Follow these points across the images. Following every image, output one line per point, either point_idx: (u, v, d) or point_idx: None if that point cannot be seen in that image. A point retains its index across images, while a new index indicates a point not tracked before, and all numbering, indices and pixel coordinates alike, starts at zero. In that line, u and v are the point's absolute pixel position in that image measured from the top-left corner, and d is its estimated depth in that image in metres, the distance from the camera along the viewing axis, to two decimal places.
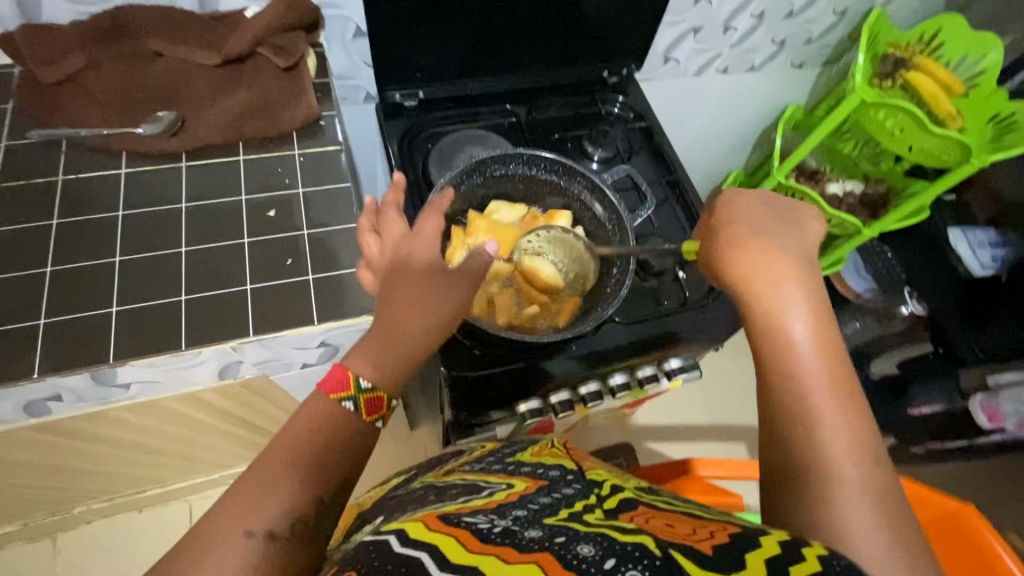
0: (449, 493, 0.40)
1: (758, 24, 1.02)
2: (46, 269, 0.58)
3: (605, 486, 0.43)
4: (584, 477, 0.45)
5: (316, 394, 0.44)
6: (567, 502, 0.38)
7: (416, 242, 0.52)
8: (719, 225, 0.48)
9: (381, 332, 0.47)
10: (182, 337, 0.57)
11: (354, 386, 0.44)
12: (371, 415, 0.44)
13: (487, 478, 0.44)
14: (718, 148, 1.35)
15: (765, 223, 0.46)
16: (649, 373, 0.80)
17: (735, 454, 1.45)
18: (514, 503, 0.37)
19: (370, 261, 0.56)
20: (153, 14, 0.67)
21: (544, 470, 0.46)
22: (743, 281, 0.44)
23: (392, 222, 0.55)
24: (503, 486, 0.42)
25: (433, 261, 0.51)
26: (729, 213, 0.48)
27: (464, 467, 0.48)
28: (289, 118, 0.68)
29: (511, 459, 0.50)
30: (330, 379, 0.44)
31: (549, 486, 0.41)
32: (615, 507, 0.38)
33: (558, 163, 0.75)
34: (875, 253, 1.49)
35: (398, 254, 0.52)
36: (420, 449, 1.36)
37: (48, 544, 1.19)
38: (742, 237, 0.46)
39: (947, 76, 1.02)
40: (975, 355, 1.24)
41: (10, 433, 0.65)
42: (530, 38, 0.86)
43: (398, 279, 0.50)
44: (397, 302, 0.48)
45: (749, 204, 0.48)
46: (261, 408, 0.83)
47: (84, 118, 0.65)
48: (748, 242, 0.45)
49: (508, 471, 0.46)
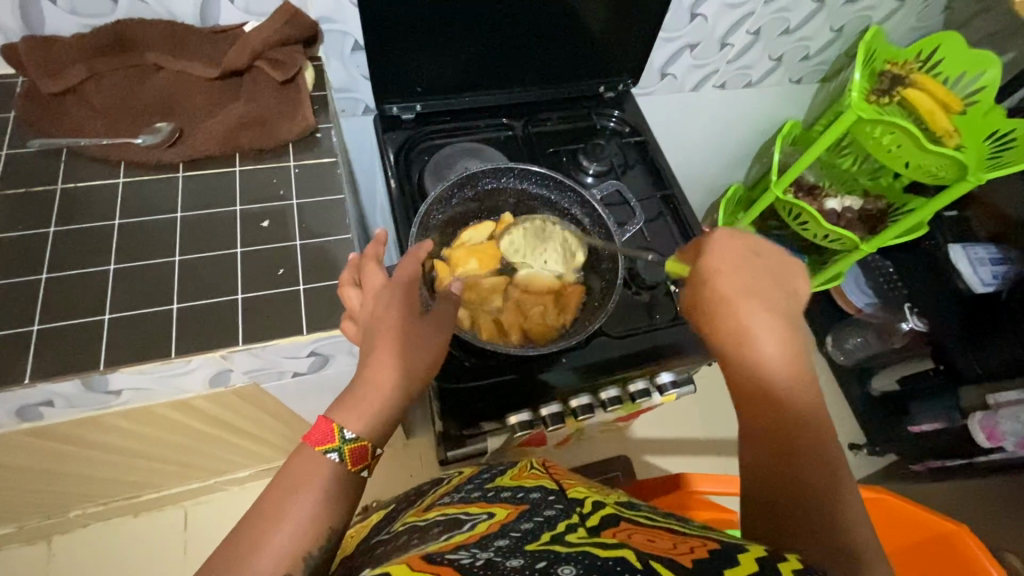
0: (432, 534, 0.42)
1: (755, 41, 1.03)
2: (41, 276, 0.59)
3: (587, 504, 0.46)
4: (565, 497, 0.48)
5: (305, 448, 0.48)
6: (550, 525, 0.40)
7: (393, 291, 0.56)
8: (705, 277, 0.47)
9: (366, 389, 0.51)
10: (172, 345, 0.58)
11: (339, 438, 0.48)
12: (356, 465, 0.48)
13: (468, 510, 0.47)
14: (717, 162, 1.35)
15: (748, 274, 0.47)
16: (641, 387, 0.80)
17: (733, 469, 1.44)
18: (496, 532, 0.40)
19: (352, 313, 0.58)
20: (154, 28, 0.68)
21: (523, 494, 0.50)
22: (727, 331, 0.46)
23: (371, 272, 0.58)
24: (484, 518, 0.44)
25: (412, 310, 0.55)
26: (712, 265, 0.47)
27: (444, 499, 0.52)
28: (285, 130, 0.69)
29: (490, 485, 0.54)
30: (317, 433, 0.48)
31: (531, 511, 0.44)
32: (598, 524, 0.40)
33: (549, 177, 0.76)
34: (876, 268, 1.50)
35: (381, 307, 0.55)
36: (416, 459, 1.36)
37: (43, 547, 1.20)
38: (730, 292, 0.46)
39: (944, 93, 1.03)
40: (974, 371, 1.27)
41: (2, 438, 0.66)
42: (526, 53, 0.87)
43: (379, 331, 0.54)
44: (379, 356, 0.52)
45: (731, 255, 0.47)
46: (254, 416, 0.83)
47: (85, 129, 0.66)
48: (737, 297, 0.46)
49: (488, 499, 0.50)
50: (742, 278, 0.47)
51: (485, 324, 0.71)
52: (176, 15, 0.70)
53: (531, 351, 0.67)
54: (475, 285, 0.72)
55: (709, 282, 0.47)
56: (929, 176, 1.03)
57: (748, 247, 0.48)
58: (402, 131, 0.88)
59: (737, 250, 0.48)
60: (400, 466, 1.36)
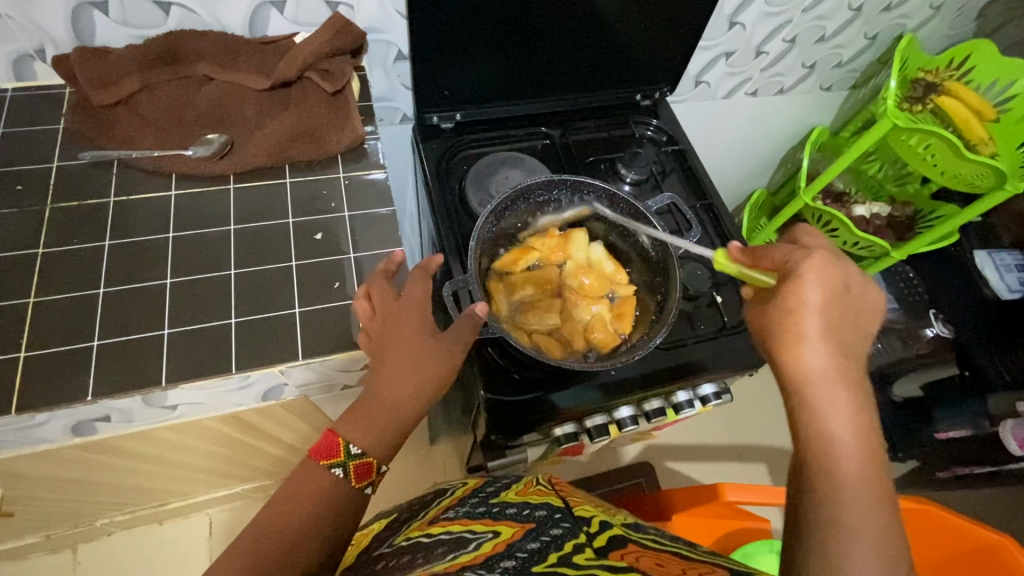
0: (436, 554, 0.42)
1: (790, 49, 1.03)
2: (99, 291, 0.59)
3: (593, 522, 0.47)
4: (571, 514, 0.48)
5: (309, 461, 0.50)
6: (556, 545, 0.42)
7: (405, 306, 0.56)
8: (781, 305, 0.45)
9: (381, 405, 0.53)
10: (232, 360, 0.57)
11: (345, 452, 0.50)
12: (359, 482, 0.51)
13: (472, 527, 0.47)
14: (743, 168, 1.35)
15: (832, 308, 0.45)
16: (685, 398, 0.80)
17: (757, 475, 1.43)
18: (502, 553, 0.41)
19: (363, 324, 0.58)
20: (205, 39, 0.68)
21: (529, 511, 0.49)
22: (794, 354, 0.45)
23: (381, 287, 0.58)
24: (489, 537, 0.44)
25: (423, 323, 0.56)
26: (799, 295, 0.45)
27: (447, 514, 0.52)
28: (335, 141, 0.69)
29: (495, 500, 0.54)
30: (321, 447, 0.50)
31: (537, 529, 0.45)
32: (606, 545, 0.42)
33: (602, 189, 0.75)
34: (897, 273, 1.41)
35: (390, 320, 0.56)
36: (440, 466, 1.35)
37: (69, 555, 1.19)
38: (805, 324, 0.45)
39: (977, 101, 1.02)
40: (1001, 378, 1.23)
41: (54, 453, 0.65)
42: (567, 62, 0.86)
43: (389, 347, 0.54)
44: (388, 371, 0.54)
45: (820, 287, 0.44)
46: (293, 426, 0.83)
47: (136, 141, 0.66)
48: (808, 331, 0.44)
49: (493, 516, 0.49)
50: (823, 309, 0.45)
51: (547, 341, 0.71)
52: (226, 26, 0.70)
53: (593, 368, 0.65)
54: (535, 304, 0.72)
55: (786, 312, 0.45)
56: (964, 186, 1.03)
57: (839, 278, 0.45)
58: (441, 140, 0.87)
59: (826, 281, 0.45)
60: (424, 472, 1.35)
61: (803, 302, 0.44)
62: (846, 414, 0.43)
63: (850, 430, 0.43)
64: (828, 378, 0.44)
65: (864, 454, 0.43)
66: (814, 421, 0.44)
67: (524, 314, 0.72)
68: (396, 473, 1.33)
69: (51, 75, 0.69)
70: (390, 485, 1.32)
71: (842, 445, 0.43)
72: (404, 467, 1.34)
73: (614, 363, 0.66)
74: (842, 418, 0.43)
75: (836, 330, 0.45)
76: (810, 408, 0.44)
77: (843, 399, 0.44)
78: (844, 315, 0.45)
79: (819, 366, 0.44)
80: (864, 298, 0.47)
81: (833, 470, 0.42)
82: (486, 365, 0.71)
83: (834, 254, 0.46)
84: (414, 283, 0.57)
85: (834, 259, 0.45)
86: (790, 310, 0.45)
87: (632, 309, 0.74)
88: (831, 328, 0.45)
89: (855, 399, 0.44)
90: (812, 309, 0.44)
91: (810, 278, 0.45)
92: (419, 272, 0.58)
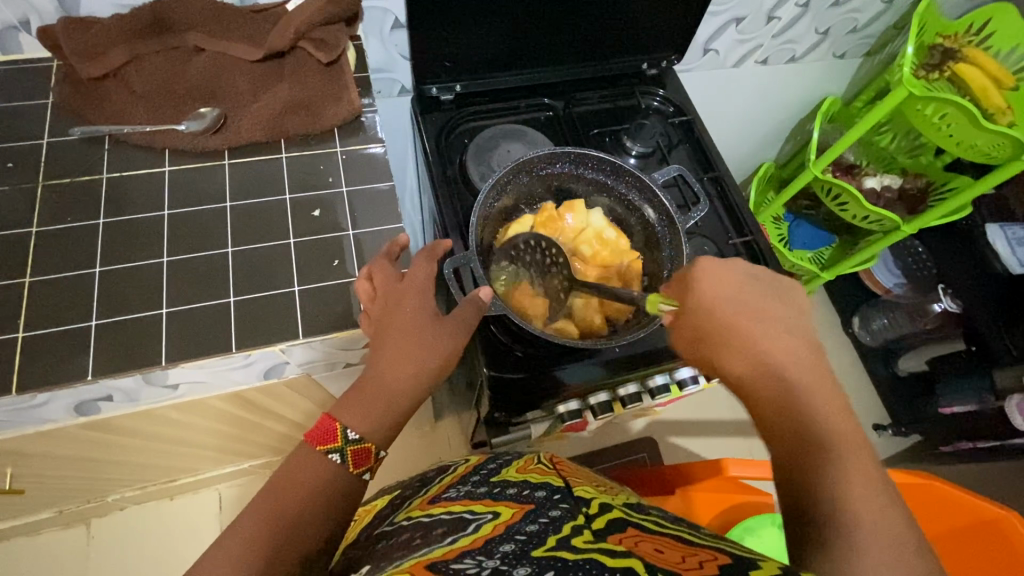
0: (434, 536, 0.42)
1: (803, 13, 0.99)
2: (95, 269, 0.58)
3: (593, 504, 0.47)
4: (571, 494, 0.48)
5: (307, 445, 0.50)
6: (555, 528, 0.41)
7: (407, 290, 0.56)
8: (698, 306, 0.49)
9: (382, 388, 0.53)
10: (232, 339, 0.57)
11: (341, 437, 0.50)
12: (358, 467, 0.50)
13: (472, 508, 0.47)
14: (753, 139, 1.32)
15: (742, 299, 0.48)
16: (690, 375, 0.78)
17: (759, 451, 1.44)
18: (501, 536, 0.41)
19: (363, 304, 0.58)
20: (194, 8, 0.66)
21: (528, 491, 0.49)
22: (729, 337, 0.47)
23: (383, 269, 0.58)
24: (487, 518, 0.44)
25: (424, 308, 0.56)
26: (704, 297, 0.48)
27: (448, 493, 0.52)
28: (331, 114, 0.67)
29: (495, 479, 0.54)
30: (318, 432, 0.50)
31: (536, 511, 0.45)
32: (604, 528, 0.42)
33: (607, 162, 0.73)
34: (906, 249, 1.44)
35: (391, 301, 0.56)
36: (444, 442, 1.34)
37: (83, 529, 1.21)
38: (728, 322, 0.47)
39: (996, 67, 0.97)
40: (1008, 353, 1.21)
41: (58, 432, 0.66)
42: (569, 29, 0.83)
43: (391, 329, 0.54)
44: (391, 354, 0.54)
45: (723, 280, 0.49)
46: (296, 404, 0.82)
47: (126, 115, 0.64)
48: (736, 321, 0.47)
49: (493, 497, 0.49)
50: (733, 295, 0.48)
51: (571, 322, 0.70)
52: None
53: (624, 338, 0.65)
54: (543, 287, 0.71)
55: (706, 314, 0.48)
56: (981, 157, 1.00)
57: (736, 273, 0.49)
58: (442, 113, 0.84)
59: (725, 278, 0.49)
60: (429, 449, 1.33)
61: (714, 300, 0.48)
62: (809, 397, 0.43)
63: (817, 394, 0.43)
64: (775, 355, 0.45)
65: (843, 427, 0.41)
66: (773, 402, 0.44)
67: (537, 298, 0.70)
68: (401, 451, 1.32)
69: (37, 47, 0.67)
70: (396, 463, 1.31)
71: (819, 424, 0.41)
72: (407, 444, 1.32)
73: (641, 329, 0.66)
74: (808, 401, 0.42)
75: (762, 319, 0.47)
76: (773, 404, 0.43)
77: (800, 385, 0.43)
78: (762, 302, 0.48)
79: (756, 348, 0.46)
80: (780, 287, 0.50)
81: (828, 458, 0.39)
82: (489, 344, 0.70)
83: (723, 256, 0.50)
84: (416, 266, 0.57)
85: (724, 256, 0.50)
86: (709, 296, 0.48)
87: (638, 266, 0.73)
88: (761, 325, 0.47)
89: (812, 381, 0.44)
90: (726, 304, 0.48)
91: (709, 282, 0.49)
92: (425, 254, 0.59)
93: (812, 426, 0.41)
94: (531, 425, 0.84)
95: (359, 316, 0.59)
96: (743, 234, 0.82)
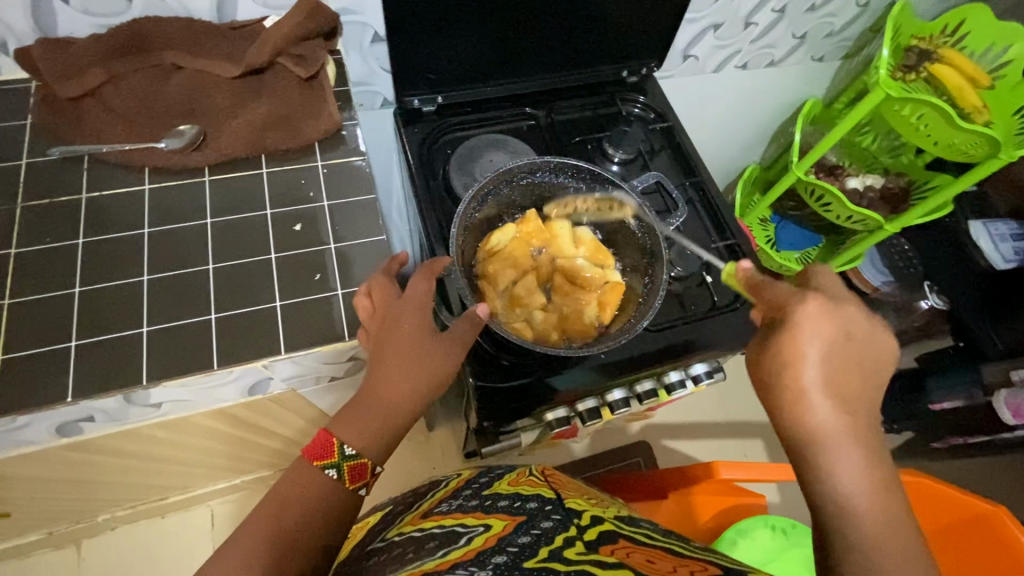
0: (427, 548, 0.42)
1: (780, 19, 1.00)
2: (74, 290, 0.58)
3: (584, 516, 0.47)
4: (562, 506, 0.48)
5: (301, 458, 0.50)
6: (548, 538, 0.42)
7: (405, 306, 0.56)
8: (778, 359, 0.44)
9: (377, 403, 0.53)
10: (214, 356, 0.57)
11: (339, 453, 0.50)
12: (354, 483, 0.51)
13: (464, 521, 0.47)
14: (736, 143, 1.33)
15: (828, 360, 0.43)
16: (677, 378, 0.78)
17: (753, 452, 1.44)
18: (493, 547, 0.41)
19: (361, 320, 0.58)
20: (171, 26, 0.67)
21: (520, 503, 0.49)
22: (795, 404, 0.43)
23: (382, 285, 0.58)
24: (480, 531, 0.44)
25: (423, 323, 0.55)
26: (793, 347, 0.43)
27: (440, 507, 0.52)
28: (311, 129, 0.67)
29: (487, 492, 0.54)
30: (315, 447, 0.50)
31: (528, 522, 0.45)
32: (596, 539, 0.42)
33: (587, 170, 0.73)
34: (891, 246, 1.40)
35: (388, 318, 0.55)
36: (438, 451, 1.33)
37: (73, 551, 1.19)
38: (806, 382, 0.43)
39: (971, 68, 0.99)
40: (996, 347, 1.20)
41: (41, 454, 0.65)
42: (550, 39, 0.84)
43: (388, 344, 0.54)
44: (387, 369, 0.53)
45: (814, 340, 0.43)
46: (285, 419, 0.82)
47: (105, 135, 0.64)
48: (811, 387, 0.43)
49: (485, 509, 0.49)
50: (818, 359, 0.43)
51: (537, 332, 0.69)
52: (193, 11, 0.68)
53: (586, 351, 0.66)
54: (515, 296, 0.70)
55: (784, 367, 0.43)
56: (957, 156, 1.01)
57: (836, 327, 0.43)
58: (425, 124, 0.85)
59: (823, 333, 0.43)
60: (422, 460, 1.32)
61: (799, 355, 0.43)
62: (861, 470, 0.42)
63: (866, 474, 0.42)
64: (835, 429, 0.42)
65: (884, 507, 0.42)
66: (824, 474, 0.42)
67: (508, 306, 0.70)
68: (394, 463, 1.31)
69: (15, 68, 0.67)
70: (389, 475, 1.30)
71: (859, 498, 0.42)
72: (401, 455, 1.32)
73: (602, 346, 0.67)
74: (855, 474, 0.42)
75: (834, 390, 0.43)
76: (820, 466, 0.43)
77: (856, 455, 0.42)
78: (845, 367, 0.43)
79: (819, 420, 0.42)
80: (868, 340, 0.45)
81: (852, 528, 0.41)
82: (476, 353, 0.70)
83: (829, 303, 0.43)
84: (416, 282, 0.57)
85: (827, 306, 0.43)
86: (792, 355, 0.43)
87: (619, 294, 0.73)
88: (834, 398, 0.43)
89: (868, 454, 0.42)
90: (811, 363, 0.43)
91: (805, 332, 0.43)
92: (423, 271, 0.59)
93: (860, 504, 0.42)
94: (521, 433, 0.84)
95: (357, 331, 0.59)
96: (725, 238, 0.83)
